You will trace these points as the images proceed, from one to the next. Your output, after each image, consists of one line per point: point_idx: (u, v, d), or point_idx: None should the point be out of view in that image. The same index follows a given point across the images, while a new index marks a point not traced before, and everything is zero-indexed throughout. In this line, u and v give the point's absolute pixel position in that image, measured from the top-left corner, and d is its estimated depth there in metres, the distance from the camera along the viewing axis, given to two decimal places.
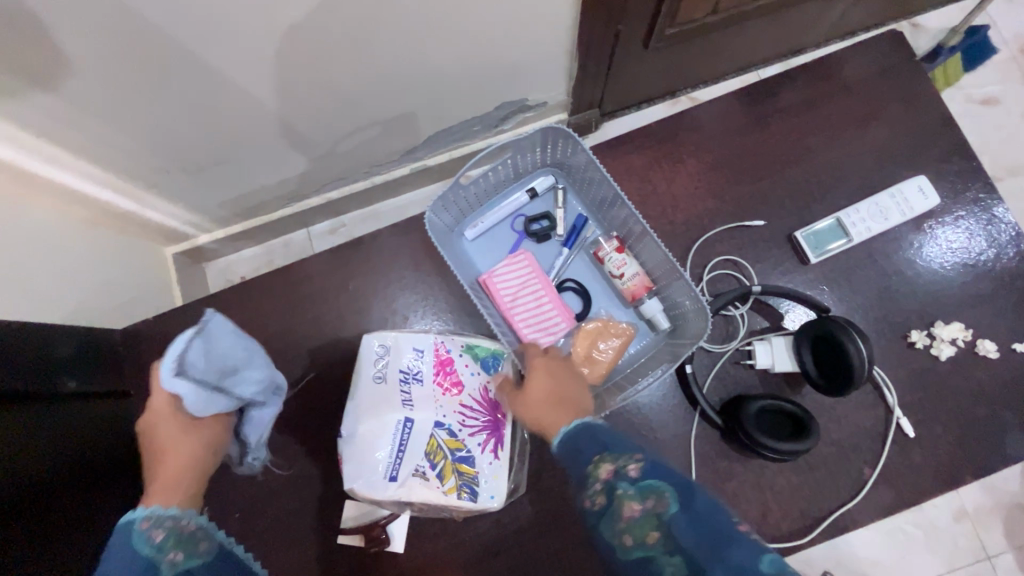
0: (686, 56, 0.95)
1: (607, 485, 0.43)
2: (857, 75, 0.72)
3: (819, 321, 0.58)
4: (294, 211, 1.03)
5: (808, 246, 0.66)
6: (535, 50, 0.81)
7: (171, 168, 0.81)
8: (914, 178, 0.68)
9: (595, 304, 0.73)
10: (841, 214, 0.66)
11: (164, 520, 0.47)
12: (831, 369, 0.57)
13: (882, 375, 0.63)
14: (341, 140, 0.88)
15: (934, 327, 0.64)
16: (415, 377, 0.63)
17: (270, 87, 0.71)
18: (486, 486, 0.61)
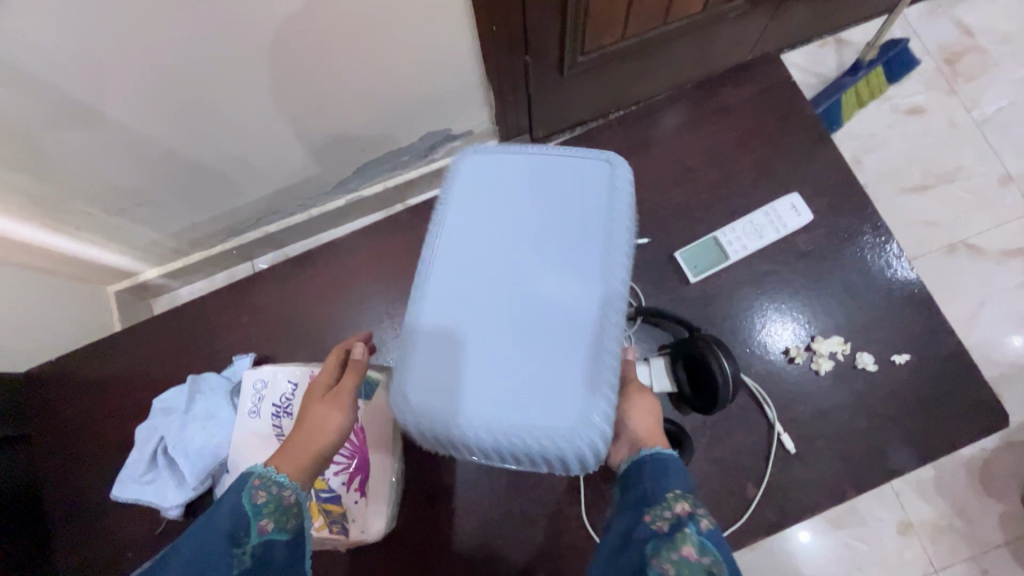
0: (605, 81, 0.97)
1: (681, 519, 0.42)
2: (744, 97, 0.74)
3: (690, 339, 0.58)
4: (233, 245, 1.05)
5: (687, 266, 0.68)
6: (445, 83, 0.83)
7: (98, 213, 0.83)
8: (787, 195, 0.69)
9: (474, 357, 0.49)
10: (718, 232, 0.68)
11: (272, 485, 0.48)
12: (702, 386, 0.58)
13: (760, 390, 0.64)
14: (266, 177, 0.90)
15: (814, 342, 0.65)
16: (287, 410, 0.64)
17: (182, 132, 0.73)
18: (358, 521, 0.63)
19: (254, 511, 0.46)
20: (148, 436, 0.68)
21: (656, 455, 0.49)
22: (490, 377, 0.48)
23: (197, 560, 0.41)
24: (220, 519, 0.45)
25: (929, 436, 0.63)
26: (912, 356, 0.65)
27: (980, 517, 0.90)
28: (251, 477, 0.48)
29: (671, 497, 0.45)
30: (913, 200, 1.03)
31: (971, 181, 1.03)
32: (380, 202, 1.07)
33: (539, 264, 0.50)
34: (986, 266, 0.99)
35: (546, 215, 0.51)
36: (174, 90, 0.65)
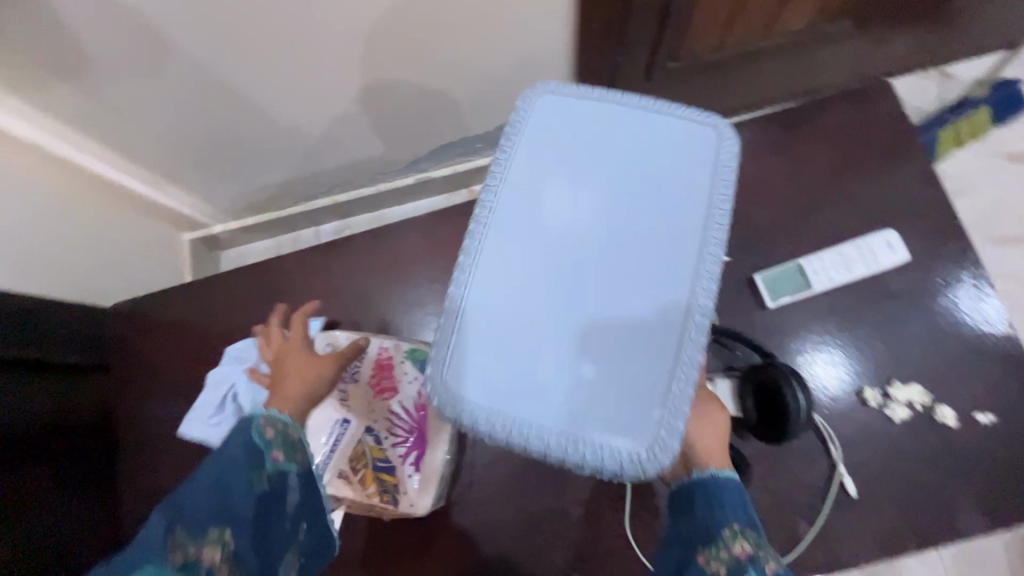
0: (693, 93, 0.95)
1: (740, 567, 0.42)
2: (844, 124, 0.72)
3: (765, 366, 0.57)
4: (303, 210, 1.08)
5: (766, 290, 0.66)
6: (532, 73, 0.83)
7: (188, 162, 0.87)
8: (883, 231, 0.67)
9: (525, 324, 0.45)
10: (802, 259, 0.67)
11: (278, 422, 0.53)
12: (769, 415, 0.56)
13: (827, 428, 0.62)
14: (344, 147, 0.92)
15: (892, 387, 0.63)
16: (352, 376, 0.67)
17: (276, 93, 0.75)
18: (410, 493, 0.65)
19: (263, 447, 0.51)
20: (219, 380, 0.72)
21: (712, 483, 0.47)
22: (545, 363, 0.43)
23: (220, 482, 0.48)
24: (230, 448, 0.50)
25: (1005, 501, 0.59)
26: (999, 418, 0.62)
27: None
28: (256, 419, 0.53)
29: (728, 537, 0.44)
30: (1002, 252, 0.98)
31: None
32: (447, 185, 1.08)
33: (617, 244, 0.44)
34: None
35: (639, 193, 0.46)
36: (280, 46, 0.67)
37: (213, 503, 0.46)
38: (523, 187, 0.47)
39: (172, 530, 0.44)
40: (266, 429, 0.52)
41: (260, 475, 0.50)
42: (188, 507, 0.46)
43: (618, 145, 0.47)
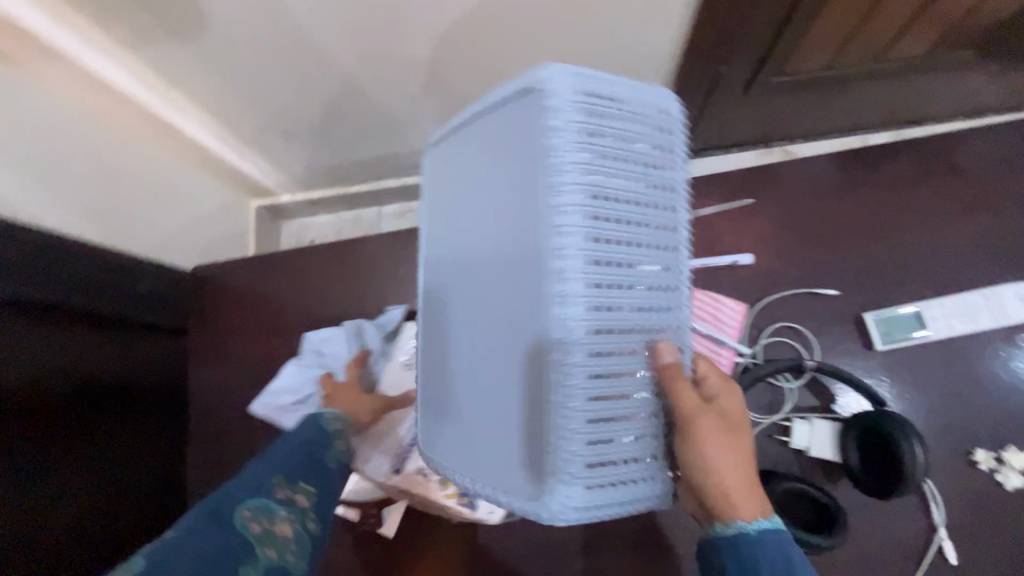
0: (787, 110, 0.91)
1: None
2: (974, 160, 0.75)
3: (874, 415, 0.57)
4: (369, 189, 1.07)
5: (877, 333, 0.69)
6: (630, 75, 0.80)
7: (270, 130, 0.86)
8: (1013, 284, 0.70)
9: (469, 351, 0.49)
10: (921, 306, 0.70)
11: (336, 420, 0.62)
12: (878, 462, 0.57)
13: (933, 491, 0.64)
14: (424, 132, 0.91)
15: (1005, 452, 0.65)
16: None
17: (372, 70, 0.74)
18: (485, 501, 0.65)
19: (328, 438, 0.59)
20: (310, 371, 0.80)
21: (733, 542, 0.45)
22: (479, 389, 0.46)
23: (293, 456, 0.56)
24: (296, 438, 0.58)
25: None
26: None
27: None
28: (317, 422, 0.61)
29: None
30: None
31: None
32: None
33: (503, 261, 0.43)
34: None
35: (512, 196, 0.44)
36: (385, 28, 0.67)
37: (296, 468, 0.54)
38: (453, 232, 0.52)
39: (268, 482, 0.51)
40: (332, 422, 0.61)
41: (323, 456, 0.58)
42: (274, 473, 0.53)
43: (500, 160, 0.46)
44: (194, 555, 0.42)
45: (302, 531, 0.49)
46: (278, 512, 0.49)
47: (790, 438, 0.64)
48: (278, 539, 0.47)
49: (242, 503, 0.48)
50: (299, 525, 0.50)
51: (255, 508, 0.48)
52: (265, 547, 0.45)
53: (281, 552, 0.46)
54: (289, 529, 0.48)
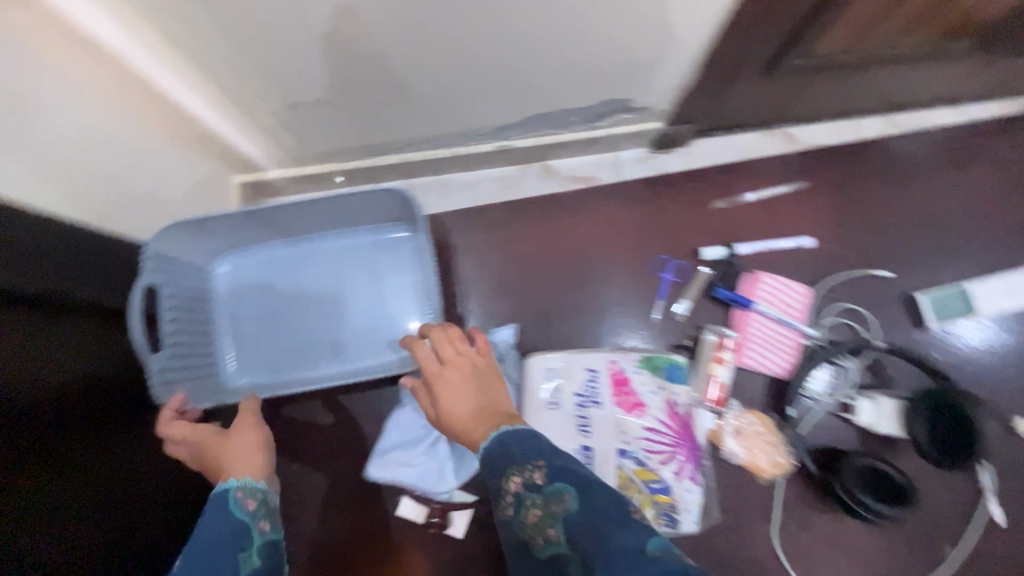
0: (798, 90, 0.92)
1: (518, 498, 0.50)
2: (964, 155, 1.04)
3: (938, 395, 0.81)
4: (371, 164, 1.00)
5: (928, 312, 0.95)
6: (659, 56, 0.78)
7: (271, 99, 0.77)
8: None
9: (323, 310, 0.88)
10: (963, 284, 0.95)
11: (255, 493, 0.60)
12: (944, 439, 0.81)
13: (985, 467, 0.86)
14: (440, 110, 0.85)
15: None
16: (594, 402, 0.80)
17: (397, 36, 0.67)
18: (683, 515, 0.78)
19: (248, 531, 0.55)
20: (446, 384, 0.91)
21: (507, 447, 0.53)
22: (367, 332, 0.88)
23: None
24: (212, 529, 0.54)
25: None
26: None
27: None
28: (229, 492, 0.58)
29: (503, 482, 0.51)
30: None
31: None
32: (524, 156, 1.03)
33: (362, 267, 0.89)
34: None
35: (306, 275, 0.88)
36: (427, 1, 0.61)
37: None
38: (258, 300, 0.87)
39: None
40: (246, 506, 0.58)
41: (258, 538, 0.55)
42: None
43: (293, 321, 0.87)
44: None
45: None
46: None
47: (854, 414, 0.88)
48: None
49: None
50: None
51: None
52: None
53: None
54: None
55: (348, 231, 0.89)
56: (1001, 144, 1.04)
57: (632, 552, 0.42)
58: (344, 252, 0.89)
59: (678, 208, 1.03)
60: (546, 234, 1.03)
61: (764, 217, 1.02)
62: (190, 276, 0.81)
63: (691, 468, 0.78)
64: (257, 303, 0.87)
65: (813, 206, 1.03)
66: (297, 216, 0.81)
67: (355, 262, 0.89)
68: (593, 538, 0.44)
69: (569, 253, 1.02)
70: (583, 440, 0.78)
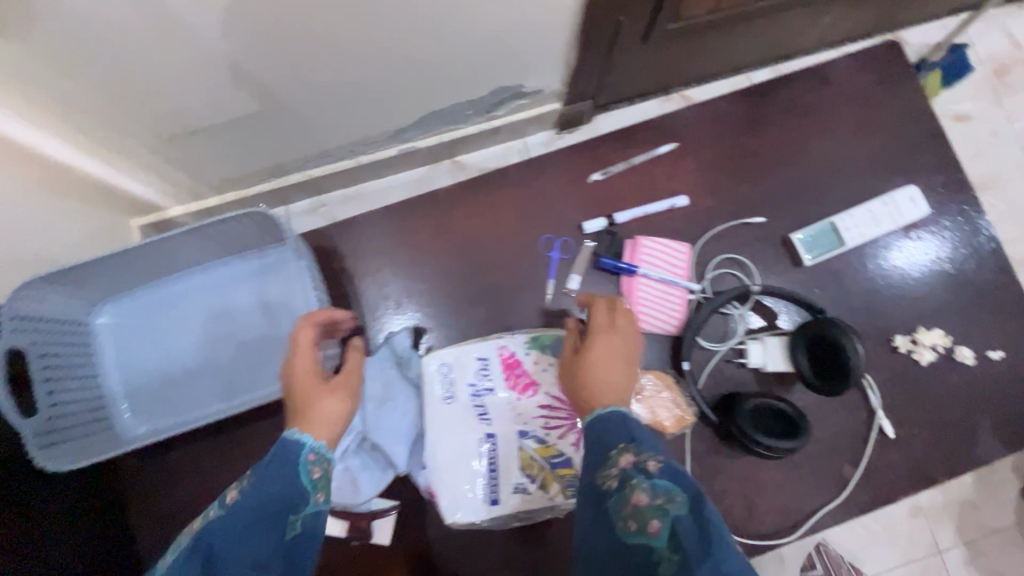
0: (681, 52, 0.94)
1: (625, 473, 0.55)
2: (854, 92, 1.06)
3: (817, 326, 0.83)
4: (275, 186, 0.99)
5: (803, 251, 0.97)
6: (529, 38, 0.79)
7: (147, 133, 0.75)
8: (905, 190, 1.00)
9: (212, 344, 0.87)
10: (834, 220, 0.98)
11: (323, 460, 0.60)
12: (825, 368, 0.83)
13: (868, 381, 0.95)
14: (331, 117, 0.85)
15: (920, 335, 0.98)
16: (487, 389, 0.77)
17: (250, 50, 0.66)
18: None
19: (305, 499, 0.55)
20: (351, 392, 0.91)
21: (619, 436, 0.59)
22: (261, 356, 0.87)
23: (253, 531, 0.50)
24: (280, 479, 0.55)
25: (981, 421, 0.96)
26: (1002, 353, 0.98)
27: (993, 506, 0.97)
28: (304, 451, 0.59)
29: (613, 457, 0.57)
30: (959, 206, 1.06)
31: (1006, 193, 1.07)
32: (431, 156, 1.02)
33: (245, 295, 0.88)
34: None
35: (189, 312, 0.87)
36: (274, 7, 0.60)
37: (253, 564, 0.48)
38: (144, 346, 0.86)
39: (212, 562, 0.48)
40: (313, 473, 0.58)
41: (313, 506, 0.55)
42: (212, 560, 0.48)
43: (184, 360, 0.86)
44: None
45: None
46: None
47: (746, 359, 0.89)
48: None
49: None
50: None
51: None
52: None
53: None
54: None
55: (223, 259, 0.88)
56: (888, 77, 1.07)
57: None
58: (222, 281, 0.88)
59: (588, 184, 1.04)
60: (462, 229, 1.02)
61: (672, 180, 1.03)
62: (65, 333, 0.79)
63: None
64: (143, 349, 0.86)
65: (718, 162, 1.04)
66: (160, 253, 0.80)
67: (236, 290, 0.88)
68: (698, 544, 0.47)
69: (486, 245, 1.02)
70: (483, 427, 0.76)
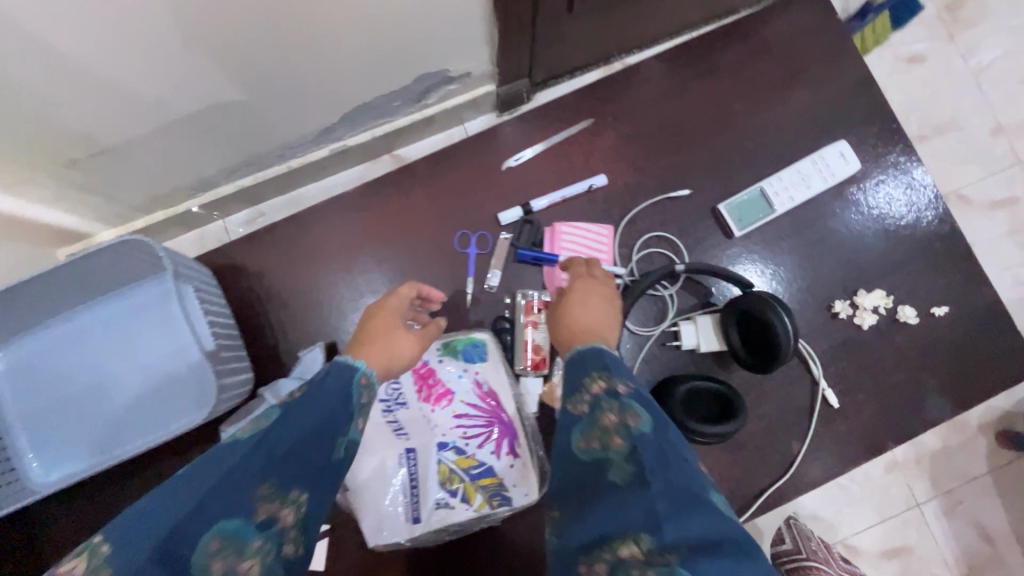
0: (612, 18, 0.87)
1: (595, 398, 0.52)
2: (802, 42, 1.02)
3: (747, 300, 0.76)
4: (207, 200, 0.94)
5: (732, 221, 0.93)
6: (445, 20, 0.75)
7: (47, 161, 0.71)
8: (833, 147, 0.95)
9: (119, 384, 0.80)
10: (760, 185, 0.93)
11: (366, 389, 0.60)
12: (756, 345, 0.77)
13: (806, 349, 0.89)
14: (250, 121, 0.80)
15: (859, 298, 0.92)
16: (401, 402, 0.76)
17: (136, 63, 0.61)
18: (514, 490, 0.74)
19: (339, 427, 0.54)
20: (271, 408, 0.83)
21: (591, 359, 0.55)
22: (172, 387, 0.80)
23: (305, 443, 0.50)
24: (329, 400, 0.54)
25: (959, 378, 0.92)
26: (943, 308, 0.93)
27: (969, 454, 0.96)
28: (355, 374, 0.59)
29: (589, 380, 0.54)
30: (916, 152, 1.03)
31: (963, 133, 1.03)
32: (366, 152, 0.98)
33: (146, 326, 0.81)
34: (974, 217, 1.01)
35: (88, 354, 0.80)
36: (149, 14, 0.56)
37: (296, 469, 0.48)
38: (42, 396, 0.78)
39: (269, 469, 0.46)
40: (356, 401, 0.58)
41: (355, 430, 0.56)
42: (277, 464, 0.47)
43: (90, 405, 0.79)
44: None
45: (275, 564, 0.45)
46: (252, 544, 0.43)
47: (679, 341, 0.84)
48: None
49: (210, 530, 0.41)
50: (274, 555, 0.45)
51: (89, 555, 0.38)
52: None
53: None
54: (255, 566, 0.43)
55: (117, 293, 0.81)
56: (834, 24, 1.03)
57: (693, 495, 0.44)
58: (118, 317, 0.81)
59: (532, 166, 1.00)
60: (406, 226, 0.99)
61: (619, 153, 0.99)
62: None
63: (508, 443, 0.74)
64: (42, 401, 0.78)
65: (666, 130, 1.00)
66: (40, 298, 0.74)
67: (136, 323, 0.81)
68: (658, 462, 0.45)
69: (432, 240, 0.98)
70: (401, 444, 0.74)
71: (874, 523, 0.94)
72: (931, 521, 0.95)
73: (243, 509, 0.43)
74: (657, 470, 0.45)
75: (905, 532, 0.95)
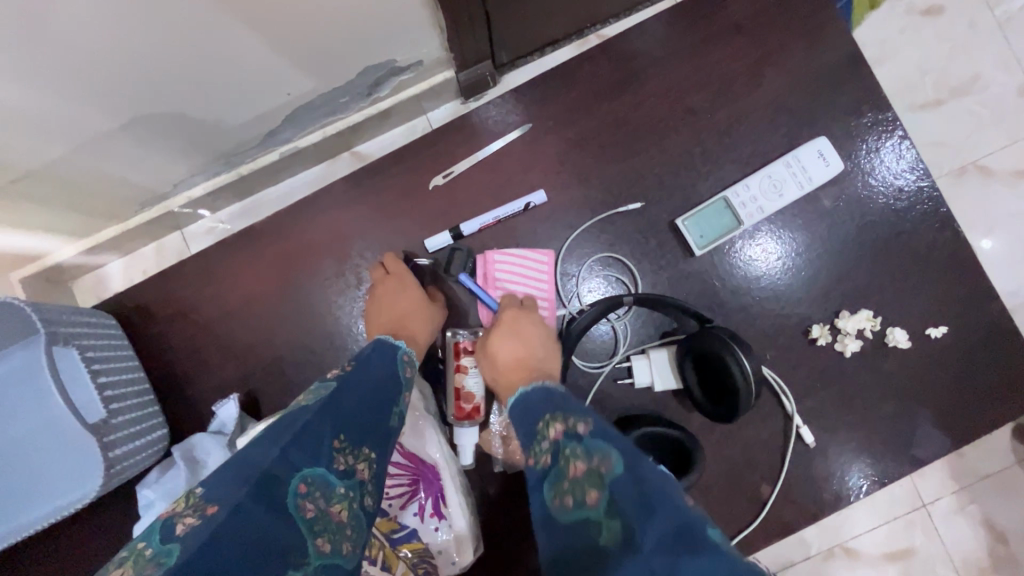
0: None
1: (556, 445, 0.47)
2: None
3: (704, 340, 0.67)
4: (160, 212, 0.87)
5: (693, 238, 0.78)
6: (391, 7, 0.65)
7: None
8: (814, 142, 0.79)
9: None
10: (727, 194, 0.78)
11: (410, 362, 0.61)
12: (713, 386, 0.69)
13: (779, 383, 0.75)
14: (191, 131, 0.73)
15: (840, 321, 0.77)
16: None
17: (42, 84, 0.54)
18: (441, 554, 0.70)
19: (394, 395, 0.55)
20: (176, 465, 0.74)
21: (546, 402, 0.51)
22: (61, 465, 0.66)
23: (368, 405, 0.51)
24: (382, 371, 0.55)
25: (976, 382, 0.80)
26: (947, 329, 0.77)
27: (979, 448, 0.90)
28: (398, 351, 0.60)
29: (543, 427, 0.49)
30: (930, 118, 0.92)
31: (986, 93, 0.92)
32: (322, 152, 0.89)
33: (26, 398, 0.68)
34: (995, 190, 0.91)
35: None
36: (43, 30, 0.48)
37: (359, 426, 0.48)
38: None
39: (343, 424, 0.47)
40: (405, 371, 0.59)
41: (405, 403, 0.56)
42: (346, 423, 0.47)
43: None
44: (226, 556, 0.34)
45: (359, 511, 0.44)
46: (337, 488, 0.43)
47: (634, 377, 0.75)
48: (332, 528, 0.41)
49: (300, 472, 0.41)
50: (357, 503, 0.44)
51: (201, 494, 0.39)
52: (315, 537, 0.39)
53: (336, 532, 0.41)
54: (344, 511, 0.43)
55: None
56: None
57: (692, 536, 0.37)
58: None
59: None
60: None
61: None
62: None
63: (435, 503, 0.70)
64: None
65: None
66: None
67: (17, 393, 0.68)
68: (638, 512, 0.39)
69: None
70: None
71: (879, 525, 0.89)
72: (941, 522, 0.90)
73: (324, 456, 0.43)
74: (636, 514, 0.39)
75: (913, 533, 0.89)
